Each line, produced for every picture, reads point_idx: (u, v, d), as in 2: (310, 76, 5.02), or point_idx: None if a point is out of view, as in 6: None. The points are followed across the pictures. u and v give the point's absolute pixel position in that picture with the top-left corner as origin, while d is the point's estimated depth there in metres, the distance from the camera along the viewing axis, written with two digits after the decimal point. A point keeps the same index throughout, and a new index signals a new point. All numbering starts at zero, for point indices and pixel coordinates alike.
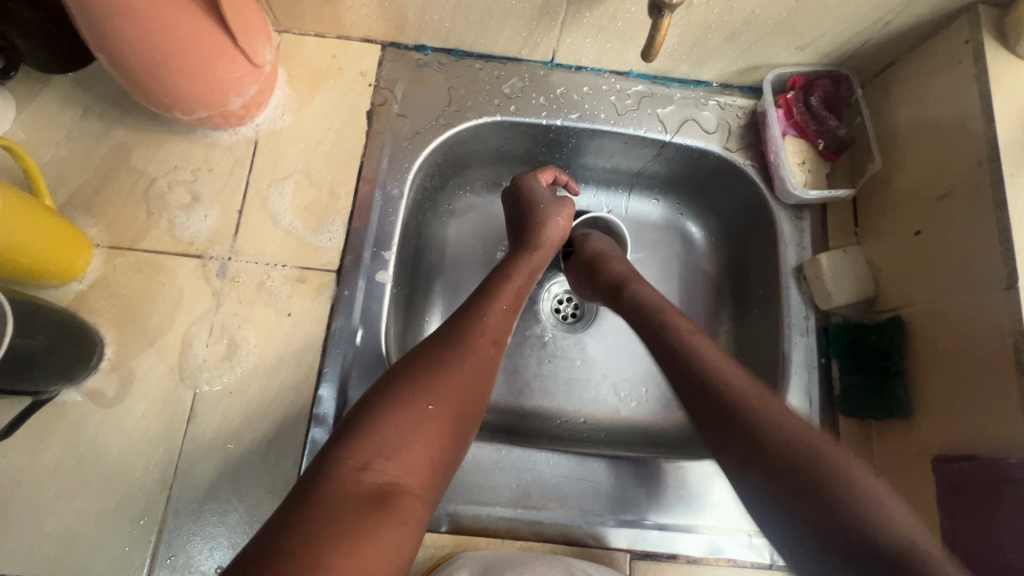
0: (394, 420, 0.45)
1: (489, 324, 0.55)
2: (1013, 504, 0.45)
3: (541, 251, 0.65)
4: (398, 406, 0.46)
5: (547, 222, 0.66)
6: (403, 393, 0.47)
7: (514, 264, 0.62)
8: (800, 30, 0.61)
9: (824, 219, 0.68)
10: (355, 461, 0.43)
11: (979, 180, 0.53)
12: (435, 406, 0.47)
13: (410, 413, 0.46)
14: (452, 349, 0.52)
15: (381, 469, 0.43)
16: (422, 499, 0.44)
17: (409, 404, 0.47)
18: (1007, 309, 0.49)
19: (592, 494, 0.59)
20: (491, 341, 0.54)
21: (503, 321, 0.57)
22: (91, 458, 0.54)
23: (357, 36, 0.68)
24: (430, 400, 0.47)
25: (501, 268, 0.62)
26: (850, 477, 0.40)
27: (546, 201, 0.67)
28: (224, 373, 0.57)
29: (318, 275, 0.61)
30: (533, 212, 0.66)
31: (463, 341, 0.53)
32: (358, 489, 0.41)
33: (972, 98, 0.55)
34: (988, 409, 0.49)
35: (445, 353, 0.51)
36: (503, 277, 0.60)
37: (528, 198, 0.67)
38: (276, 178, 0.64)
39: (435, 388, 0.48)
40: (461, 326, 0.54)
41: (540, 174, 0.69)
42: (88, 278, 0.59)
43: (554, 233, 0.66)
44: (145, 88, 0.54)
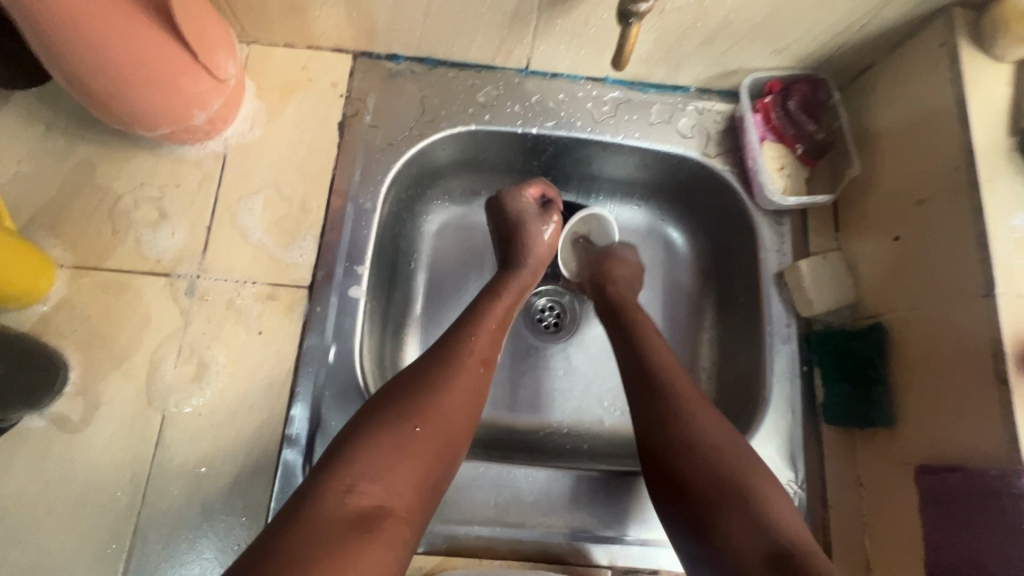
0: (380, 442, 0.44)
1: (477, 343, 0.54)
2: (997, 517, 0.44)
3: (529, 269, 0.64)
4: (384, 427, 0.45)
5: (535, 242, 0.64)
6: (390, 415, 0.46)
7: (501, 284, 0.61)
8: (775, 34, 0.60)
9: (805, 224, 0.67)
10: (340, 485, 0.42)
11: (956, 184, 0.52)
12: (421, 428, 0.46)
13: (398, 435, 0.45)
14: (439, 368, 0.50)
15: (367, 492, 0.42)
16: (410, 522, 0.43)
17: (395, 426, 0.45)
18: (987, 318, 0.48)
19: (572, 509, 0.58)
20: (480, 361, 0.53)
21: (492, 341, 0.55)
22: (57, 486, 0.53)
23: (327, 46, 0.66)
24: (417, 422, 0.46)
25: (491, 288, 0.61)
26: (759, 492, 0.46)
27: (532, 220, 0.65)
28: (193, 394, 0.56)
29: (290, 291, 0.60)
30: (521, 233, 0.64)
31: (450, 361, 0.51)
32: (342, 515, 0.40)
33: (947, 102, 0.54)
34: (968, 418, 0.48)
35: (433, 373, 0.50)
36: (492, 295, 0.59)
37: (515, 219, 0.65)
38: (245, 193, 0.62)
39: (425, 410, 0.47)
40: (447, 346, 0.53)
41: (527, 189, 0.67)
42: (51, 299, 0.57)
43: (543, 248, 0.65)
44: (104, 105, 0.53)
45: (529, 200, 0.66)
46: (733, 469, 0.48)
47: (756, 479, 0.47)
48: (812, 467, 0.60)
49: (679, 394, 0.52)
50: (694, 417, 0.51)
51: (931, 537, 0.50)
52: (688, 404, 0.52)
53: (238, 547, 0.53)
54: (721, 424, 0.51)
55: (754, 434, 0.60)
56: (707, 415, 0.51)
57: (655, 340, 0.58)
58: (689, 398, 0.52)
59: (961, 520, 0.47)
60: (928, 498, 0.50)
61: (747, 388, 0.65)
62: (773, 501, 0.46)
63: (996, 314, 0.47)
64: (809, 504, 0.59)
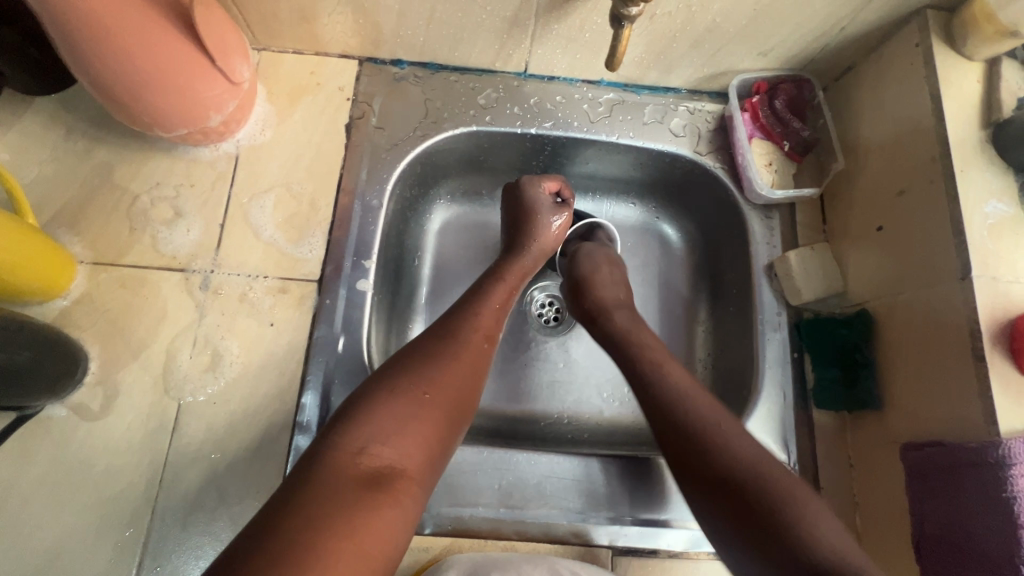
0: (389, 407, 0.47)
1: (482, 321, 0.57)
2: (975, 486, 0.47)
3: (531, 256, 0.66)
4: (395, 394, 0.48)
5: (543, 230, 0.67)
6: (400, 382, 0.49)
7: (505, 267, 0.64)
8: (761, 38, 0.63)
9: (793, 217, 0.70)
10: (352, 447, 0.44)
11: (933, 175, 0.55)
12: (430, 395, 0.49)
13: (406, 401, 0.48)
14: (445, 342, 0.53)
15: (377, 453, 0.44)
16: (419, 483, 0.45)
17: (406, 393, 0.48)
18: (963, 298, 0.50)
19: (573, 492, 0.60)
20: (485, 337, 0.56)
21: (496, 321, 0.58)
22: (77, 471, 0.55)
23: (334, 52, 0.70)
24: (425, 389, 0.49)
25: (495, 270, 0.64)
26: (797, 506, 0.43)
27: (543, 211, 0.68)
28: (208, 383, 0.58)
29: (300, 285, 0.62)
30: (532, 220, 0.68)
31: (456, 336, 0.54)
32: (356, 473, 0.43)
33: (923, 99, 0.57)
34: (948, 394, 0.51)
35: (439, 346, 0.53)
36: (498, 278, 0.62)
37: (529, 206, 0.68)
38: (257, 192, 0.65)
39: (432, 378, 0.50)
40: (452, 323, 0.55)
41: (544, 181, 0.70)
42: (72, 294, 0.60)
43: (549, 238, 0.68)
44: (125, 108, 0.56)
45: (546, 191, 0.69)
46: (781, 494, 0.44)
47: (806, 505, 0.44)
48: (804, 449, 0.62)
49: (711, 424, 0.49)
50: (732, 444, 0.47)
51: (914, 509, 0.52)
52: (713, 429, 0.49)
53: None
54: (759, 451, 0.47)
55: (747, 418, 0.63)
56: (738, 439, 0.48)
57: (668, 369, 0.55)
58: (716, 425, 0.49)
59: (942, 491, 0.49)
60: (912, 471, 0.52)
61: (741, 375, 0.68)
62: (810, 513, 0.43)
63: (972, 296, 0.50)
64: None
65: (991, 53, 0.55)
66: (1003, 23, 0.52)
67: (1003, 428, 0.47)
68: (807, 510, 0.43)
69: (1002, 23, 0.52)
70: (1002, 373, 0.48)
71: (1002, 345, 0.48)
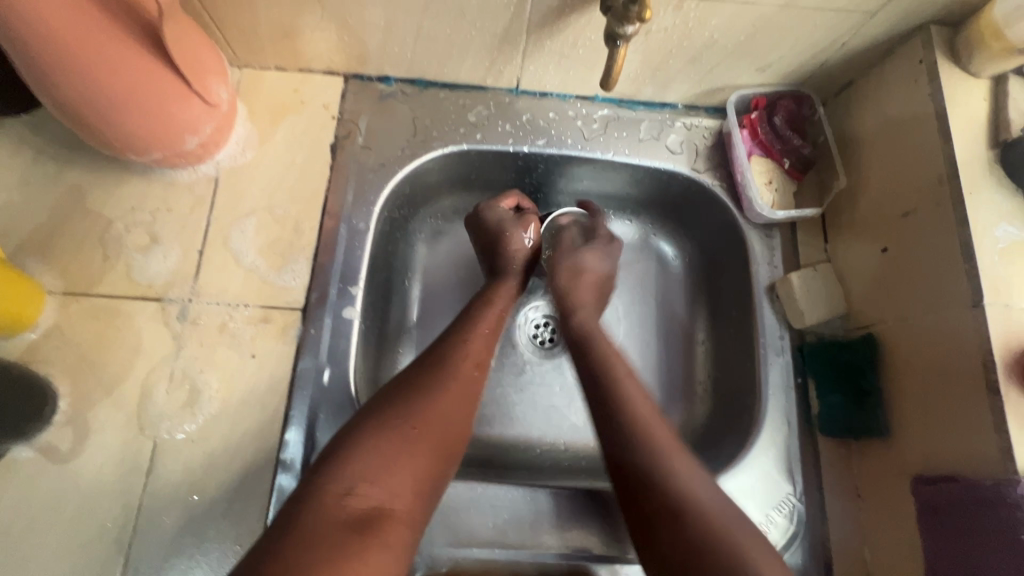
0: (377, 442, 0.44)
1: (471, 348, 0.54)
2: (992, 531, 0.44)
3: (516, 275, 0.64)
4: (380, 429, 0.45)
5: (520, 250, 0.64)
6: (386, 415, 0.46)
7: (490, 291, 0.61)
8: (760, 53, 0.61)
9: (794, 237, 0.68)
10: (339, 489, 0.42)
11: (941, 197, 0.53)
12: (419, 428, 0.46)
13: (392, 434, 0.45)
14: (436, 371, 0.51)
15: (365, 493, 0.42)
16: (411, 525, 0.43)
17: (394, 428, 0.46)
18: (976, 328, 0.48)
19: (571, 529, 0.57)
20: (475, 364, 0.53)
21: (487, 344, 0.56)
22: (43, 519, 0.52)
23: (319, 69, 0.67)
24: (413, 422, 0.46)
25: (482, 295, 0.61)
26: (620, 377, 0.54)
27: (511, 226, 0.64)
28: (186, 420, 0.55)
29: (283, 314, 0.60)
30: (502, 240, 0.64)
31: (446, 364, 0.52)
32: (342, 518, 0.40)
33: (929, 118, 0.55)
34: (963, 428, 0.49)
35: (427, 375, 0.50)
36: (483, 303, 0.59)
37: (495, 228, 0.65)
38: (238, 216, 0.62)
39: (420, 410, 0.47)
40: (441, 351, 0.53)
41: (502, 199, 0.67)
42: (41, 327, 0.57)
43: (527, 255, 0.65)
44: (95, 131, 0.53)
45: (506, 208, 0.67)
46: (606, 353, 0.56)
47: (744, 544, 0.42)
48: (811, 480, 0.60)
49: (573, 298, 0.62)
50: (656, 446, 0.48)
51: (927, 545, 0.49)
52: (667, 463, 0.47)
53: None
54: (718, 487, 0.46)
55: (751, 447, 0.60)
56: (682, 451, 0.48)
57: (631, 389, 0.53)
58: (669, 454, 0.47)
59: (956, 530, 0.47)
60: (925, 508, 0.50)
61: (743, 401, 0.65)
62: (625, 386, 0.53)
63: (985, 325, 0.48)
64: (808, 517, 0.59)
65: (998, 69, 0.53)
66: (1011, 40, 0.50)
67: (1020, 465, 0.44)
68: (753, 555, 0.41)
69: (1010, 40, 0.50)
70: (1017, 406, 0.46)
71: (1017, 377, 0.46)
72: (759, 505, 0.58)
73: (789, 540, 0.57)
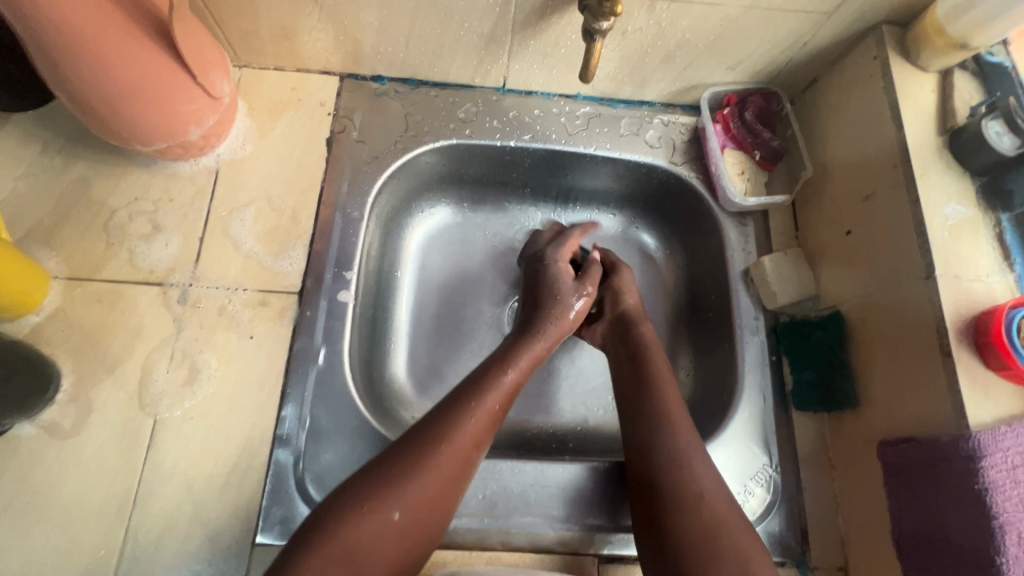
0: (354, 531, 0.43)
1: (475, 425, 0.50)
2: (948, 483, 0.47)
3: (548, 340, 0.60)
4: (360, 514, 0.44)
5: (569, 313, 0.63)
6: (369, 500, 0.45)
7: (513, 353, 0.57)
8: (729, 52, 0.66)
9: (767, 224, 0.72)
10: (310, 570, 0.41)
11: (896, 180, 0.57)
12: (400, 516, 0.45)
13: (373, 523, 0.44)
14: (429, 451, 0.47)
15: None
16: None
17: (372, 517, 0.44)
18: (930, 298, 0.52)
19: (558, 500, 0.59)
20: (476, 444, 0.50)
21: (494, 419, 0.52)
22: (45, 494, 0.53)
23: (315, 68, 0.71)
24: (396, 509, 0.45)
25: (502, 354, 0.57)
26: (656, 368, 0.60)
27: (564, 291, 0.64)
28: (185, 398, 0.57)
29: (280, 297, 0.62)
30: (551, 299, 0.63)
31: (444, 442, 0.48)
32: None
33: (883, 108, 0.60)
34: (920, 391, 0.52)
35: (420, 453, 0.47)
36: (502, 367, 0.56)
37: (553, 276, 0.66)
38: (237, 206, 0.65)
39: (406, 496, 0.45)
40: (441, 425, 0.49)
41: (566, 246, 0.69)
42: (44, 310, 0.59)
43: (568, 321, 0.63)
44: (103, 121, 0.55)
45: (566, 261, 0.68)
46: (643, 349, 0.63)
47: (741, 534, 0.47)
48: (786, 452, 0.63)
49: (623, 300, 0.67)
50: (683, 442, 0.54)
51: (892, 504, 0.52)
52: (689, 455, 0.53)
53: (231, 545, 0.54)
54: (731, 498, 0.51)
55: (729, 421, 0.63)
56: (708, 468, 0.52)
57: (666, 382, 0.59)
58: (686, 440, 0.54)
59: (918, 487, 0.50)
60: (890, 470, 0.53)
61: (721, 380, 0.68)
62: (661, 377, 0.59)
63: (938, 295, 0.51)
64: (784, 486, 0.61)
65: (944, 64, 0.58)
66: (953, 36, 0.55)
67: (972, 421, 0.48)
68: (750, 567, 0.45)
69: (952, 36, 0.55)
70: (968, 367, 0.49)
71: (967, 342, 0.50)
72: (736, 476, 0.61)
73: (766, 508, 0.60)
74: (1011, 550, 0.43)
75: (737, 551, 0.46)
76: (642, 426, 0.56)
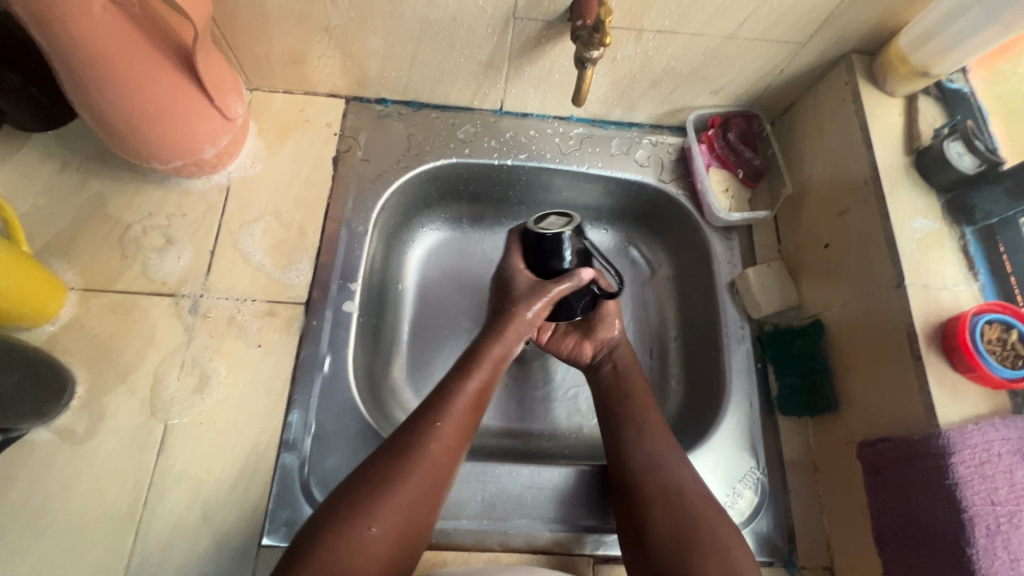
0: (336, 546, 0.45)
1: (442, 431, 0.53)
2: (921, 478, 0.50)
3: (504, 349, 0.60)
4: (339, 530, 0.46)
5: (524, 326, 0.60)
6: (347, 513, 0.47)
7: (472, 361, 0.59)
8: (711, 78, 0.70)
9: (751, 238, 0.75)
10: None
11: (868, 197, 0.61)
12: (378, 528, 0.47)
13: (353, 536, 0.46)
14: (399, 464, 0.50)
15: None
16: None
17: (350, 531, 0.46)
18: (901, 306, 0.55)
19: (554, 502, 0.61)
20: (446, 448, 0.53)
21: (461, 425, 0.55)
22: (58, 497, 0.55)
23: (323, 91, 0.75)
24: (372, 522, 0.47)
25: (462, 365, 0.59)
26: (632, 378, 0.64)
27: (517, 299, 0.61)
28: (195, 404, 0.60)
29: (287, 308, 0.65)
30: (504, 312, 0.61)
31: (412, 452, 0.51)
32: None
33: (854, 130, 0.64)
34: (894, 393, 0.55)
35: (392, 464, 0.50)
36: (462, 375, 0.57)
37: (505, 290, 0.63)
38: (247, 221, 0.68)
39: (380, 510, 0.48)
40: (408, 439, 0.52)
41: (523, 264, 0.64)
42: (60, 320, 0.61)
43: (524, 329, 0.60)
44: (124, 141, 0.59)
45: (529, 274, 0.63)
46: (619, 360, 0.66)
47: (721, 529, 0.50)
48: (772, 455, 0.65)
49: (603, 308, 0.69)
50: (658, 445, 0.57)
51: (873, 500, 0.55)
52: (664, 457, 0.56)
53: (237, 547, 0.56)
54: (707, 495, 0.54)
55: (717, 426, 0.66)
56: (680, 467, 0.55)
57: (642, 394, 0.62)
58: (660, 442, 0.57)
59: (895, 483, 0.53)
60: (870, 468, 0.56)
61: (710, 387, 0.71)
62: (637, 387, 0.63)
63: (908, 303, 0.55)
64: (771, 488, 0.64)
65: (909, 90, 0.63)
66: (915, 65, 0.60)
67: (942, 421, 0.51)
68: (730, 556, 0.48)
69: (914, 65, 0.60)
70: (938, 370, 0.52)
71: (937, 347, 0.53)
72: (725, 478, 0.63)
73: (754, 510, 0.62)
74: (981, 541, 0.46)
75: (717, 545, 0.49)
76: (623, 435, 0.59)
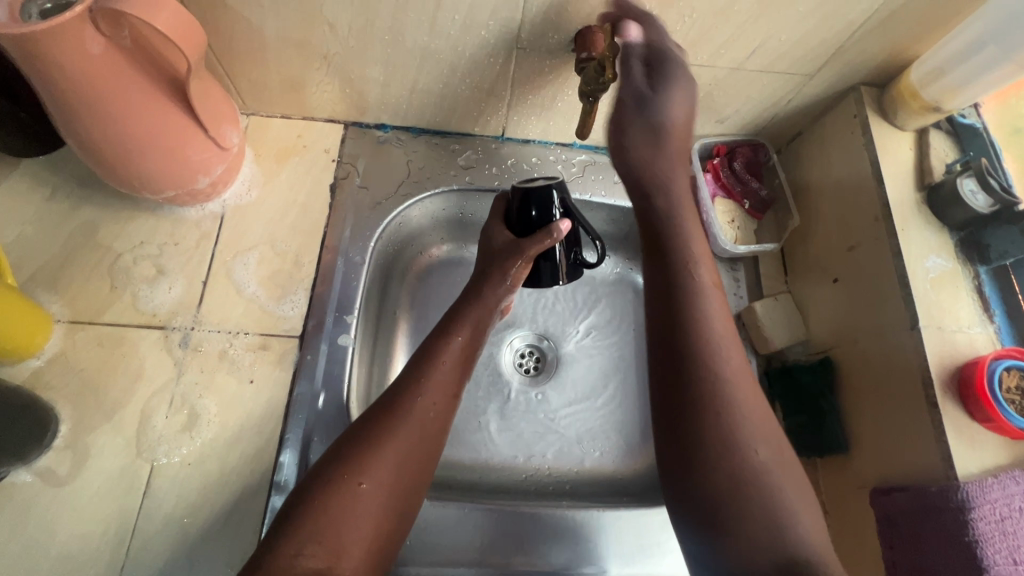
0: (326, 503, 0.45)
1: (429, 385, 0.53)
2: (940, 534, 0.48)
3: (486, 308, 0.60)
4: (326, 489, 0.45)
5: (504, 286, 0.61)
6: (337, 470, 0.47)
7: (452, 319, 0.59)
8: (718, 107, 0.69)
9: (756, 270, 0.74)
10: (286, 550, 0.43)
11: (878, 233, 0.60)
12: (368, 483, 0.46)
13: (342, 492, 0.46)
14: (385, 421, 0.50)
15: (316, 553, 0.43)
16: None
17: (337, 486, 0.46)
18: (914, 349, 0.54)
19: (553, 547, 0.59)
20: (433, 400, 0.53)
21: (448, 377, 0.55)
22: (37, 543, 0.53)
23: (321, 117, 0.73)
24: (360, 477, 0.47)
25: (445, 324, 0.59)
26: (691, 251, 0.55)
27: (495, 261, 0.61)
28: (183, 444, 0.57)
29: (281, 342, 0.63)
30: (482, 274, 0.62)
31: (399, 408, 0.51)
32: None
33: (864, 163, 0.63)
34: (907, 439, 0.54)
35: (379, 420, 0.50)
36: (445, 333, 0.57)
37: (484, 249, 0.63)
38: (241, 250, 0.66)
39: (371, 465, 0.47)
40: (394, 399, 0.52)
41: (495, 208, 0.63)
42: (46, 354, 0.59)
43: (501, 293, 0.61)
44: (114, 171, 0.57)
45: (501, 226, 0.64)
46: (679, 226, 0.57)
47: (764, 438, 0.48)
48: None
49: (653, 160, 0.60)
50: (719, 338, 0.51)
51: (888, 554, 0.53)
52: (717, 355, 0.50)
53: None
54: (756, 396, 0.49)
55: None
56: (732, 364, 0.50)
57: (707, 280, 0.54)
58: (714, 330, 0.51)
59: (911, 537, 0.50)
60: (884, 519, 0.53)
61: None
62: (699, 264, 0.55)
63: (923, 346, 0.53)
64: None
65: (919, 124, 0.62)
66: (927, 99, 0.59)
67: (960, 471, 0.49)
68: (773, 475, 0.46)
69: (925, 99, 0.59)
70: (954, 417, 0.51)
71: (953, 393, 0.52)
72: None
73: None
74: None
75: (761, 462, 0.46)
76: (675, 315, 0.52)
